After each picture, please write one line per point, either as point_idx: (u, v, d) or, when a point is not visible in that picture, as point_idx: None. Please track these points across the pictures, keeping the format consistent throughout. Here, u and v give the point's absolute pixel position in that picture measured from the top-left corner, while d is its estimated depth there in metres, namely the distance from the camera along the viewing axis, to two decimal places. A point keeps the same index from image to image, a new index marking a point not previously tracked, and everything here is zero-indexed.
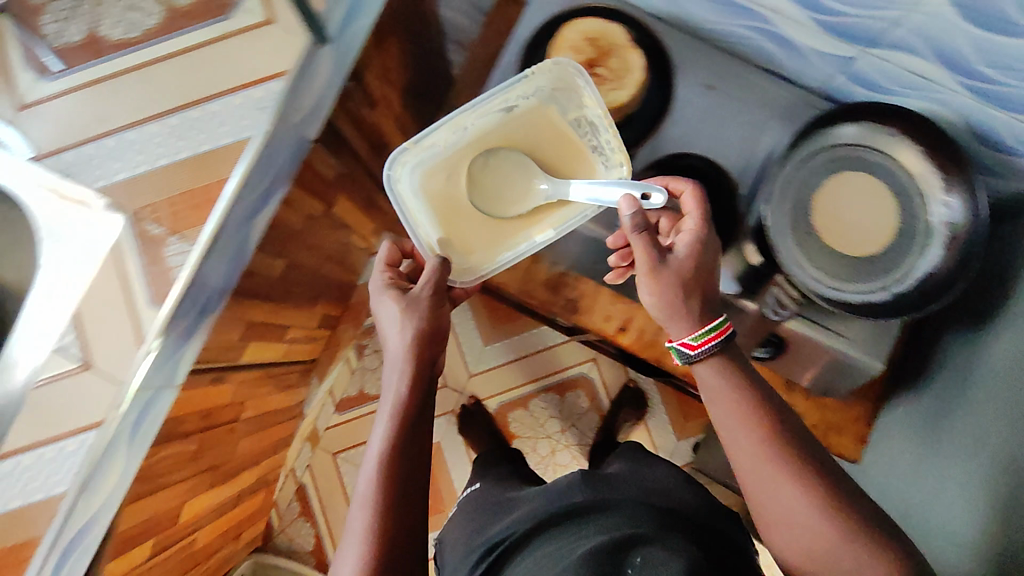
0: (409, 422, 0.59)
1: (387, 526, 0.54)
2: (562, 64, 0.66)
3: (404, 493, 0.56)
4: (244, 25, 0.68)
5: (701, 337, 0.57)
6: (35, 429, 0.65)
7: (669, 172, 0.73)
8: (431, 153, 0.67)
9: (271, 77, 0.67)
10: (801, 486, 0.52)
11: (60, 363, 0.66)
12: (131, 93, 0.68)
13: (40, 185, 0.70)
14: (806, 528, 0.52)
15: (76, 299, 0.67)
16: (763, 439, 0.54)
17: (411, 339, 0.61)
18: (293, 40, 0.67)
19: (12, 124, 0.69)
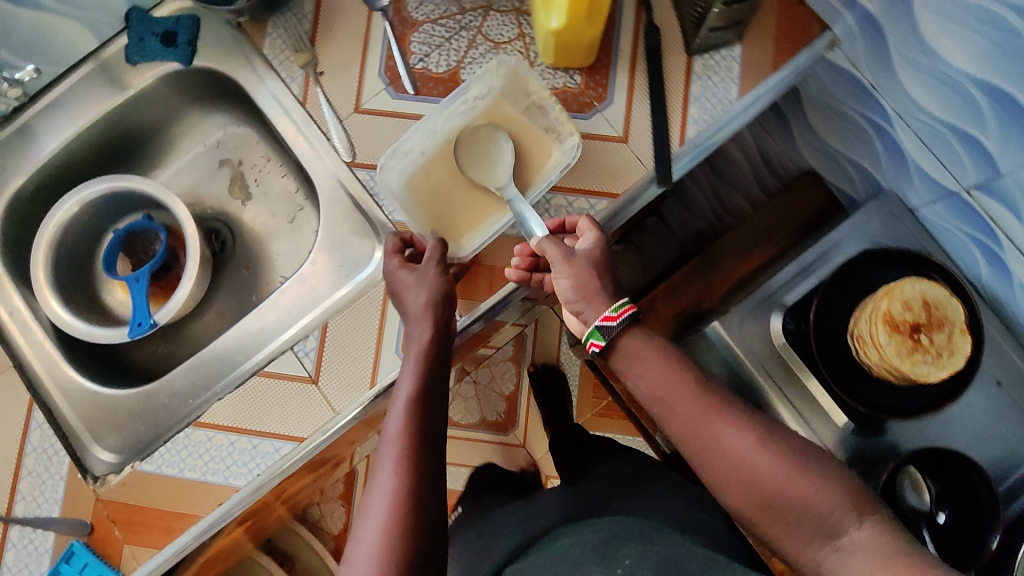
0: (427, 380, 0.54)
1: (386, 473, 0.49)
2: (506, 64, 0.64)
3: (432, 429, 0.51)
4: (597, 131, 0.65)
5: (619, 308, 0.54)
6: (242, 413, 0.65)
7: (930, 466, 0.66)
8: (411, 158, 0.66)
9: (602, 195, 0.65)
10: (740, 431, 0.51)
11: (290, 365, 0.65)
12: (464, 143, 0.66)
13: (334, 186, 0.69)
14: (753, 475, 0.50)
15: (328, 309, 0.67)
16: (718, 416, 0.51)
17: (433, 290, 0.58)
18: (640, 171, 0.65)
19: (341, 123, 0.67)
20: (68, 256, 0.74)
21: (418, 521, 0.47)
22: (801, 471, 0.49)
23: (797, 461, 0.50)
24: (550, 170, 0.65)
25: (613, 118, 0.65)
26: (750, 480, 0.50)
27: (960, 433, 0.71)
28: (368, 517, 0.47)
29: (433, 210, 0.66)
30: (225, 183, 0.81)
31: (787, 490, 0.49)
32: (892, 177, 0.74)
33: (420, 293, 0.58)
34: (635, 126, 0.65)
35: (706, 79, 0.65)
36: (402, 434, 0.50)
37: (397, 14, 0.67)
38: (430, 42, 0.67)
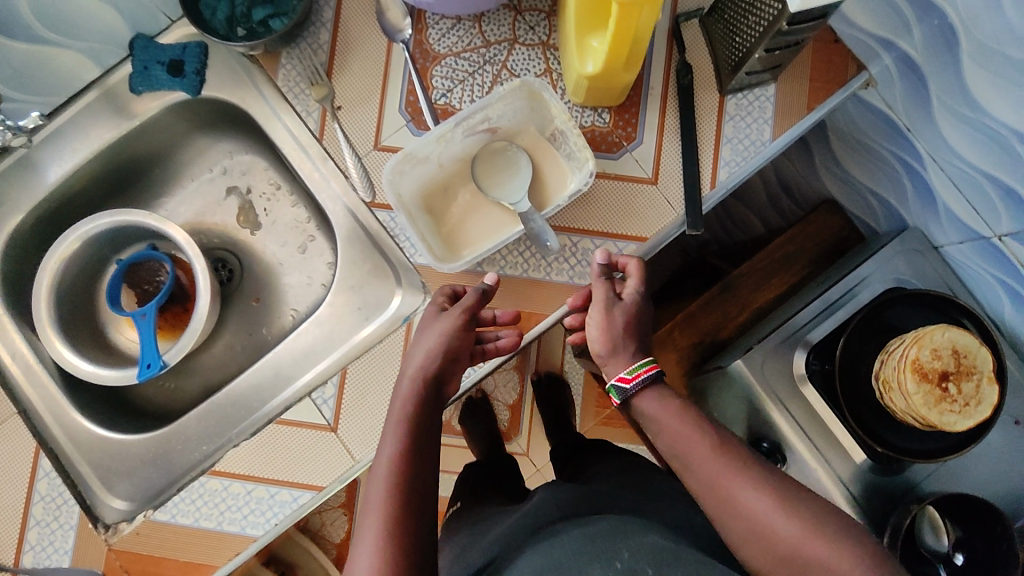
0: (418, 440, 0.53)
1: (374, 536, 0.48)
2: (531, 82, 0.62)
3: (418, 496, 0.51)
4: (625, 173, 0.66)
5: (635, 370, 0.55)
6: (259, 460, 0.63)
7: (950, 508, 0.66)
8: (425, 167, 0.64)
9: (628, 237, 0.65)
10: (750, 482, 0.50)
11: (308, 411, 0.63)
12: (483, 171, 0.65)
13: (355, 223, 0.68)
14: (763, 531, 0.48)
15: (349, 354, 0.66)
16: (728, 476, 0.50)
17: (433, 347, 0.57)
18: (666, 214, 0.65)
19: (361, 158, 0.66)
20: (69, 291, 0.71)
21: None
22: (815, 533, 0.47)
23: (801, 514, 0.48)
24: (561, 197, 0.64)
25: (640, 159, 0.66)
26: (750, 530, 0.49)
27: (980, 470, 0.71)
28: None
29: (441, 221, 0.65)
30: (234, 212, 0.80)
31: (799, 549, 0.47)
32: (917, 213, 0.74)
33: (418, 348, 0.57)
34: (662, 167, 0.65)
35: (738, 119, 0.66)
36: (391, 497, 0.50)
37: (418, 49, 0.67)
38: (455, 75, 0.67)
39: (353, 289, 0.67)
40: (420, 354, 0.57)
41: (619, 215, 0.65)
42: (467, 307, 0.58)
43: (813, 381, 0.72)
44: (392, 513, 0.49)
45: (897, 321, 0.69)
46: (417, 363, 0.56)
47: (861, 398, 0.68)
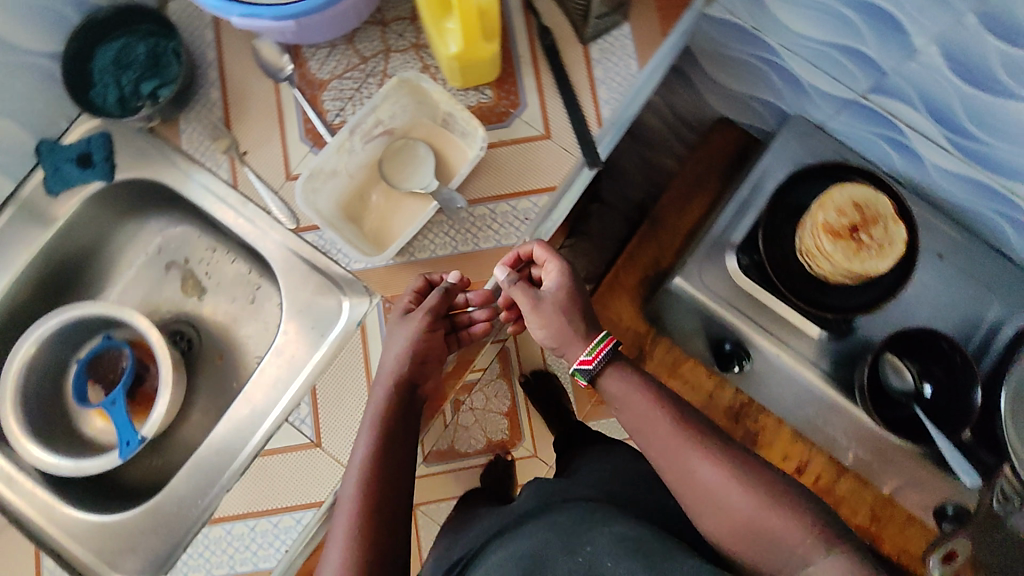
0: (386, 444, 0.60)
1: (346, 529, 0.56)
2: (408, 78, 0.66)
3: (384, 497, 0.58)
4: (519, 135, 0.71)
5: (593, 349, 0.59)
6: (255, 495, 0.64)
7: (904, 345, 0.71)
8: (336, 181, 0.69)
9: (539, 190, 0.69)
10: (710, 458, 0.53)
11: (289, 435, 0.65)
12: (390, 170, 0.70)
13: (289, 253, 0.71)
14: (717, 505, 0.52)
15: (314, 373, 0.68)
16: (689, 448, 0.54)
17: (405, 347, 0.63)
18: (566, 159, 0.70)
19: (278, 192, 0.70)
20: (36, 398, 0.73)
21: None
22: (769, 505, 0.51)
23: (756, 484, 0.52)
24: (464, 170, 0.69)
25: (529, 120, 0.71)
26: (708, 498, 0.53)
27: (924, 309, 0.76)
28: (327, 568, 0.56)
29: (365, 224, 0.69)
30: (178, 285, 0.82)
31: (757, 522, 0.51)
32: (795, 102, 0.80)
33: (393, 350, 0.63)
34: (551, 121, 0.71)
35: (607, 61, 0.71)
36: (360, 497, 0.57)
37: (300, 77, 0.72)
38: (344, 94, 0.72)
39: (304, 312, 0.70)
40: (389, 358, 0.63)
41: (524, 174, 0.70)
42: (432, 307, 0.62)
43: (750, 274, 0.76)
44: (360, 510, 0.57)
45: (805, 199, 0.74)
46: (388, 367, 0.62)
47: (793, 274, 0.73)
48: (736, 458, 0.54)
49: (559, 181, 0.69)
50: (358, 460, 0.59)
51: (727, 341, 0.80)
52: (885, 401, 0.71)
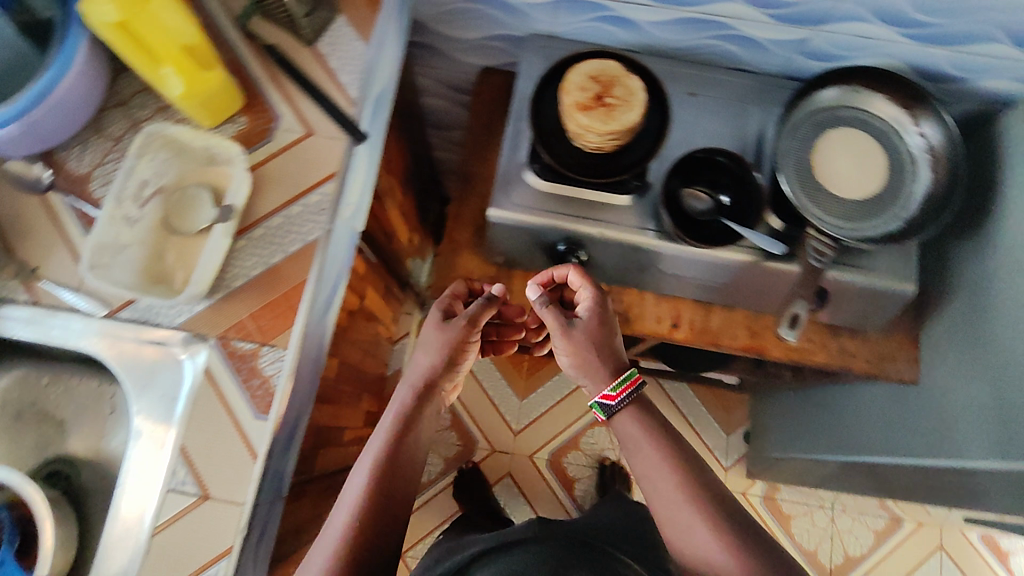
0: (389, 471, 0.71)
1: (355, 502, 0.68)
2: (151, 132, 0.68)
3: (381, 515, 0.68)
4: (285, 141, 0.74)
5: (617, 389, 0.74)
6: (168, 568, 0.65)
7: (686, 170, 0.81)
8: (126, 252, 0.69)
9: (322, 180, 0.73)
10: (703, 522, 0.67)
11: (176, 501, 0.65)
12: (178, 220, 0.72)
13: (112, 339, 0.71)
14: (704, 560, 0.66)
15: (176, 434, 0.67)
16: (678, 488, 0.69)
17: (432, 358, 0.78)
18: (334, 144, 0.74)
19: (80, 289, 0.71)
20: None
21: (362, 551, 0.66)
22: (739, 558, 0.64)
23: (745, 561, 0.64)
24: (237, 187, 0.71)
25: (289, 125, 0.75)
26: (691, 547, 0.67)
27: (701, 140, 0.84)
28: (332, 533, 0.66)
29: (170, 278, 0.71)
30: (39, 429, 0.80)
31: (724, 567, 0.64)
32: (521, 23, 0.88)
33: (426, 359, 0.79)
34: (308, 118, 0.75)
35: (336, 49, 0.77)
36: (373, 482, 0.69)
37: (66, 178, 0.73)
38: (108, 176, 0.73)
39: (144, 385, 0.71)
40: (426, 359, 0.79)
41: (303, 174, 0.73)
42: (472, 314, 0.79)
43: (547, 177, 0.80)
44: (373, 489, 0.69)
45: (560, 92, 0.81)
46: (424, 365, 0.79)
47: (578, 162, 0.79)
48: (716, 506, 0.68)
49: (336, 167, 0.74)
50: (380, 445, 0.72)
51: (560, 242, 0.84)
52: (697, 226, 0.79)
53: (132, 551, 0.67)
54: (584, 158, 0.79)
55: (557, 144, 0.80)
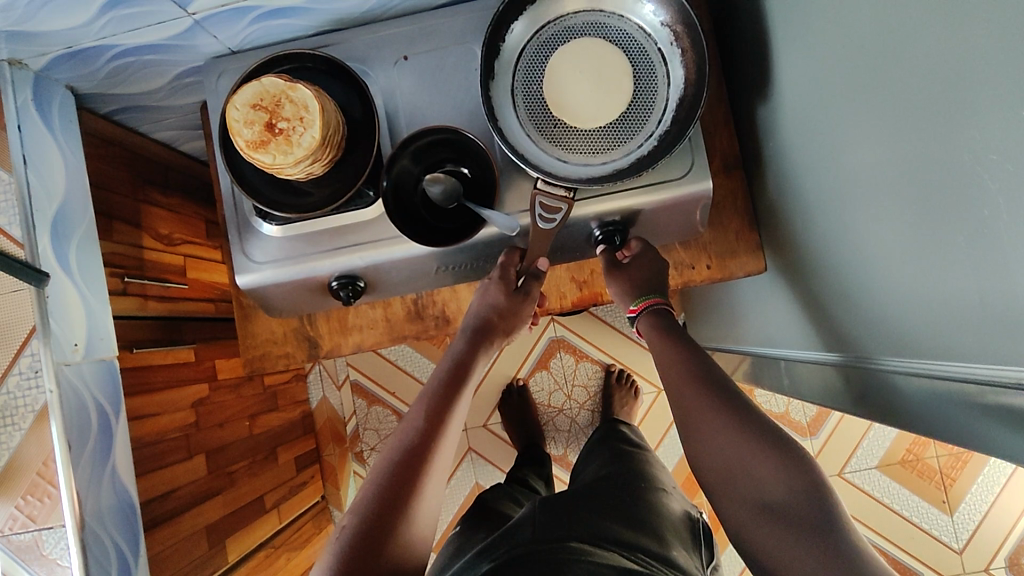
0: (444, 389, 0.69)
1: (369, 491, 0.60)
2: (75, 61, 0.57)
3: (432, 425, 0.65)
4: (262, 100, 0.63)
5: (638, 302, 0.74)
6: (56, 510, 0.65)
7: (685, 199, 0.71)
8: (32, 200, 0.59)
9: (301, 159, 0.63)
10: (720, 430, 0.61)
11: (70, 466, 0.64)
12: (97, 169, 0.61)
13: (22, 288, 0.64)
14: (732, 461, 0.59)
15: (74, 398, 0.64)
16: (701, 394, 0.64)
17: (483, 300, 0.75)
18: (315, 119, 0.63)
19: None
20: None
21: (417, 439, 0.64)
22: (754, 450, 0.58)
23: (762, 447, 0.58)
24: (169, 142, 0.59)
25: (270, 82, 0.63)
26: (721, 465, 0.60)
27: None
28: (338, 534, 0.58)
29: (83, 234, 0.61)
30: None
31: (745, 465, 0.58)
32: None
33: (478, 292, 0.76)
34: (293, 84, 0.63)
35: None
36: (418, 473, 0.61)
37: (4, 103, 0.67)
38: None
39: (76, 329, 0.69)
40: (480, 303, 0.75)
41: (283, 121, 0.63)
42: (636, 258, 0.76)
43: (548, 163, 0.68)
44: (397, 483, 0.60)
45: (574, 73, 0.67)
46: (459, 350, 0.73)
47: (587, 158, 0.68)
48: (730, 413, 0.61)
49: (320, 115, 0.63)
50: (410, 433, 0.65)
51: (594, 229, 0.74)
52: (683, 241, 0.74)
53: (9, 483, 0.65)
54: (594, 158, 0.68)
55: (566, 131, 0.68)
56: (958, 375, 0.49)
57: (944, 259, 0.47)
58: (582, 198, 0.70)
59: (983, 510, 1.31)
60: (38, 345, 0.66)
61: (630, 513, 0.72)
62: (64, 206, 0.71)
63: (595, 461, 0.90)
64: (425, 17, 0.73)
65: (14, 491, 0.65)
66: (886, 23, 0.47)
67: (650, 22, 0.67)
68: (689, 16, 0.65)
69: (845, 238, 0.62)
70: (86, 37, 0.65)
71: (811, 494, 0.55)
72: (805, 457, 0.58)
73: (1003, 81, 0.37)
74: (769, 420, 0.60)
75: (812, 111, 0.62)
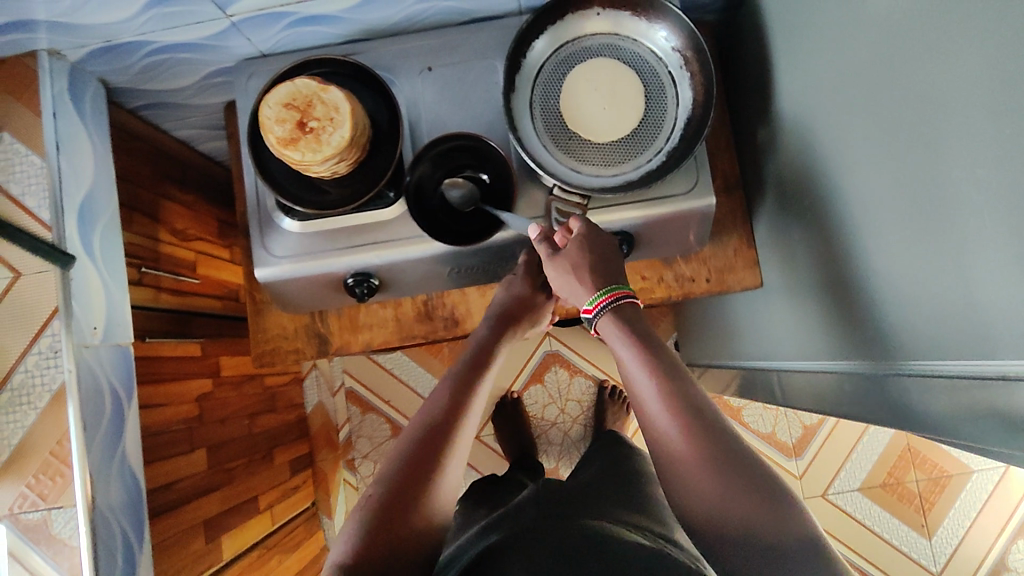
0: (467, 370, 0.70)
1: (392, 467, 0.62)
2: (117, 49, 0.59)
3: (455, 406, 0.66)
4: (297, 100, 0.66)
5: (595, 300, 0.64)
6: (66, 491, 0.66)
7: (689, 212, 0.74)
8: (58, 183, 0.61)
9: (327, 158, 0.66)
10: (691, 467, 0.52)
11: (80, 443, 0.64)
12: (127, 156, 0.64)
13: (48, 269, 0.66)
14: (702, 498, 0.51)
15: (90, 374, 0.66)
16: (682, 428, 0.53)
17: (506, 291, 0.77)
18: (343, 122, 0.66)
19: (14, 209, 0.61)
20: None
21: (440, 418, 0.65)
22: (728, 485, 0.51)
23: (737, 478, 0.51)
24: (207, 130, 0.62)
25: (305, 84, 0.67)
26: (698, 504, 0.52)
27: None
28: (359, 508, 0.60)
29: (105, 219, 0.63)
30: None
31: (722, 504, 0.50)
32: None
33: (502, 284, 0.78)
34: (326, 88, 0.67)
35: None
36: (440, 453, 0.63)
37: (40, 90, 0.69)
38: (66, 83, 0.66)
39: (95, 313, 0.70)
40: (502, 296, 0.77)
41: (313, 120, 0.66)
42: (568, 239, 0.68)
43: (562, 172, 0.72)
44: (420, 461, 0.62)
45: (589, 91, 0.72)
46: (482, 337, 0.74)
47: (600, 169, 0.72)
48: (710, 435, 0.53)
49: (349, 117, 0.67)
50: (430, 417, 0.65)
51: None
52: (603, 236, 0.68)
53: (22, 463, 0.66)
54: (607, 170, 0.72)
55: (581, 144, 0.72)
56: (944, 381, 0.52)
57: (934, 269, 0.51)
58: (595, 207, 0.73)
59: (961, 534, 1.34)
60: (57, 325, 0.67)
61: (629, 498, 0.76)
62: (90, 194, 0.73)
63: (596, 458, 0.94)
64: (448, 31, 0.77)
65: (25, 471, 0.66)
66: (882, 51, 0.52)
67: (663, 47, 0.72)
68: (699, 43, 0.69)
69: (840, 253, 0.66)
70: (126, 32, 0.68)
71: (794, 529, 0.49)
72: (779, 487, 0.51)
73: (987, 104, 0.41)
74: (744, 451, 0.53)
75: (812, 133, 0.67)
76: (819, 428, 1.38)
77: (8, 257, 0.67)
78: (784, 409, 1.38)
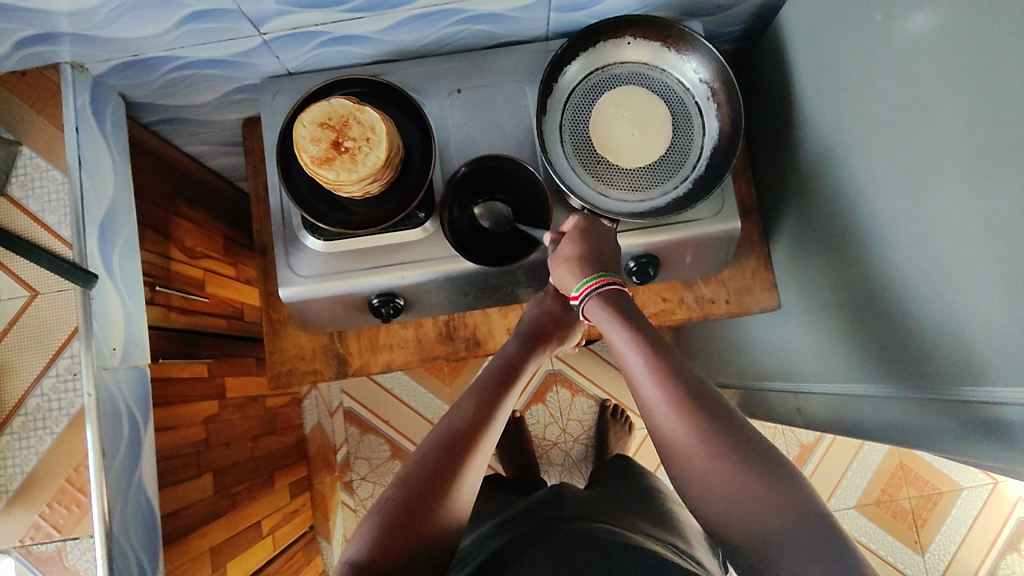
0: (495, 377, 0.70)
1: (416, 466, 0.61)
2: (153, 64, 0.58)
3: (485, 412, 0.65)
4: (334, 120, 0.66)
5: (582, 286, 0.65)
6: (84, 520, 0.63)
7: (714, 236, 0.76)
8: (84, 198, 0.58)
9: (362, 179, 0.66)
10: (678, 431, 0.54)
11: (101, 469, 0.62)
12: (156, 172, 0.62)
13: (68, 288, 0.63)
14: (691, 461, 0.53)
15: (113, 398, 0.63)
16: (666, 398, 0.55)
17: (538, 307, 0.78)
18: (379, 143, 0.66)
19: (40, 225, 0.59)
20: None
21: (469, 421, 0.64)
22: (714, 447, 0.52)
23: (724, 439, 0.52)
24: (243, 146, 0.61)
25: (343, 104, 0.66)
26: (688, 467, 0.53)
27: None
28: (378, 506, 0.59)
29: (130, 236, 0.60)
30: None
31: (711, 466, 0.52)
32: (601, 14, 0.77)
33: (533, 301, 0.79)
34: (364, 109, 0.66)
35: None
36: (465, 456, 0.62)
37: (64, 104, 0.67)
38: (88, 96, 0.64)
39: (115, 334, 0.68)
40: (534, 313, 0.78)
41: (350, 141, 0.65)
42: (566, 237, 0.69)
43: (591, 195, 0.72)
44: (445, 461, 0.61)
45: (618, 120, 0.74)
46: (512, 351, 0.74)
47: (627, 194, 0.73)
48: (707, 415, 0.53)
49: (386, 138, 0.66)
50: (457, 418, 0.65)
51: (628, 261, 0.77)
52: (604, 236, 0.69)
53: (37, 491, 0.63)
54: (634, 195, 0.73)
55: (609, 169, 0.73)
56: (987, 403, 0.54)
57: (972, 295, 0.53)
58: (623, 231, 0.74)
59: (952, 550, 1.37)
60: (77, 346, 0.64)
61: (652, 514, 0.76)
62: (111, 210, 0.71)
63: (611, 473, 0.94)
64: (477, 55, 0.78)
65: (40, 498, 0.63)
66: (918, 86, 0.54)
67: (691, 79, 0.74)
68: (727, 75, 0.71)
69: (865, 278, 0.68)
70: (155, 47, 0.67)
71: (786, 483, 0.51)
72: (768, 447, 0.52)
73: None
74: (730, 412, 0.54)
75: (837, 162, 0.69)
76: (816, 447, 1.41)
77: (25, 275, 0.65)
78: (782, 428, 1.40)
